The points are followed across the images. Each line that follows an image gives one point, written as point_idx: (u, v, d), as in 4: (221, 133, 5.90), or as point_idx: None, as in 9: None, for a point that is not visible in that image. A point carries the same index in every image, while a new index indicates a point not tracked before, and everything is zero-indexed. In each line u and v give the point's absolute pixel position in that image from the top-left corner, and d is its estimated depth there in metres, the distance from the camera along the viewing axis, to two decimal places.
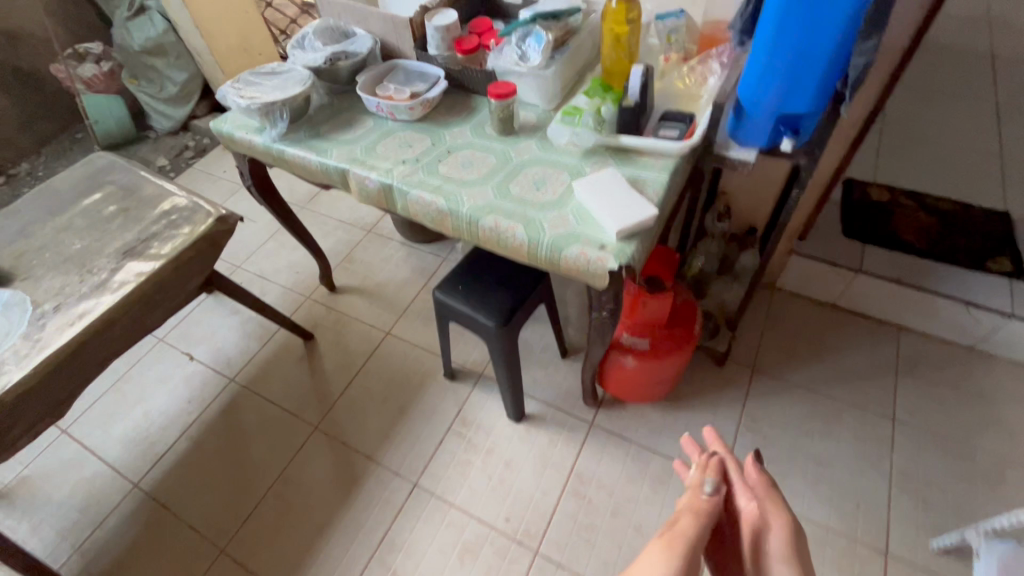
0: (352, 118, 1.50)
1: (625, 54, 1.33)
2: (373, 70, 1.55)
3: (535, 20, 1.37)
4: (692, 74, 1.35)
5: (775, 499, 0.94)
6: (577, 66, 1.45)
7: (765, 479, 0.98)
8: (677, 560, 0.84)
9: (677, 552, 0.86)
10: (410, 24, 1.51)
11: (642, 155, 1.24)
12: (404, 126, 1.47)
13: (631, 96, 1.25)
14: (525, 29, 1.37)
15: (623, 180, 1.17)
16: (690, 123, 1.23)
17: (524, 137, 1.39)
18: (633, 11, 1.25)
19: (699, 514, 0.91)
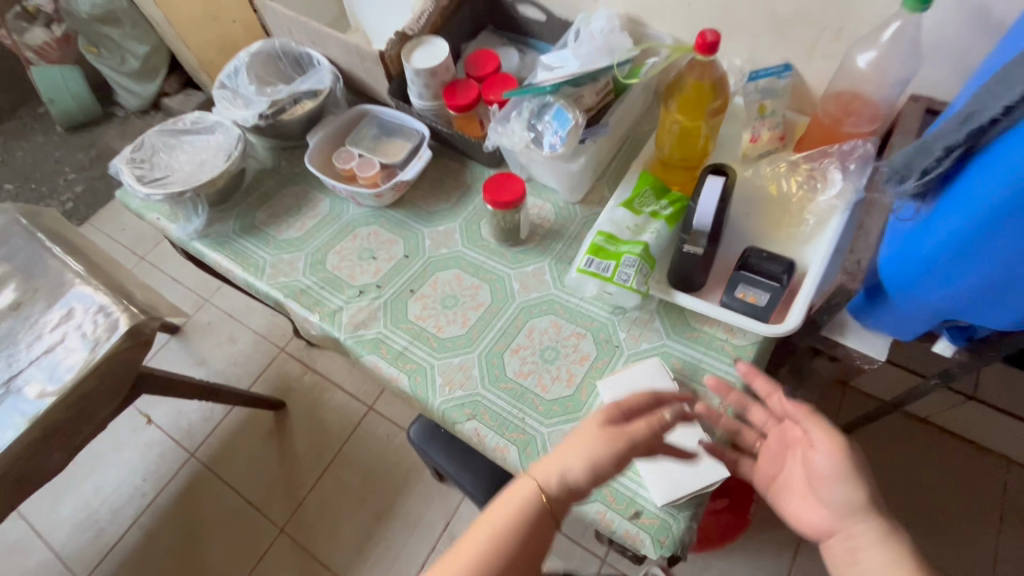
0: (300, 198, 1.09)
1: (692, 149, 0.87)
2: (333, 123, 1.12)
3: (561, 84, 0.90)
4: (791, 179, 0.90)
5: (815, 415, 0.65)
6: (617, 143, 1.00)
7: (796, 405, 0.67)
8: (612, 463, 0.64)
9: (616, 457, 0.64)
10: (381, 60, 1.06)
11: (705, 322, 0.84)
12: (370, 217, 1.07)
13: (698, 231, 0.81)
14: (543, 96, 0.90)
15: (673, 383, 0.78)
16: (788, 283, 0.80)
17: (533, 255, 0.98)
18: (718, 95, 0.78)
19: (653, 431, 0.65)
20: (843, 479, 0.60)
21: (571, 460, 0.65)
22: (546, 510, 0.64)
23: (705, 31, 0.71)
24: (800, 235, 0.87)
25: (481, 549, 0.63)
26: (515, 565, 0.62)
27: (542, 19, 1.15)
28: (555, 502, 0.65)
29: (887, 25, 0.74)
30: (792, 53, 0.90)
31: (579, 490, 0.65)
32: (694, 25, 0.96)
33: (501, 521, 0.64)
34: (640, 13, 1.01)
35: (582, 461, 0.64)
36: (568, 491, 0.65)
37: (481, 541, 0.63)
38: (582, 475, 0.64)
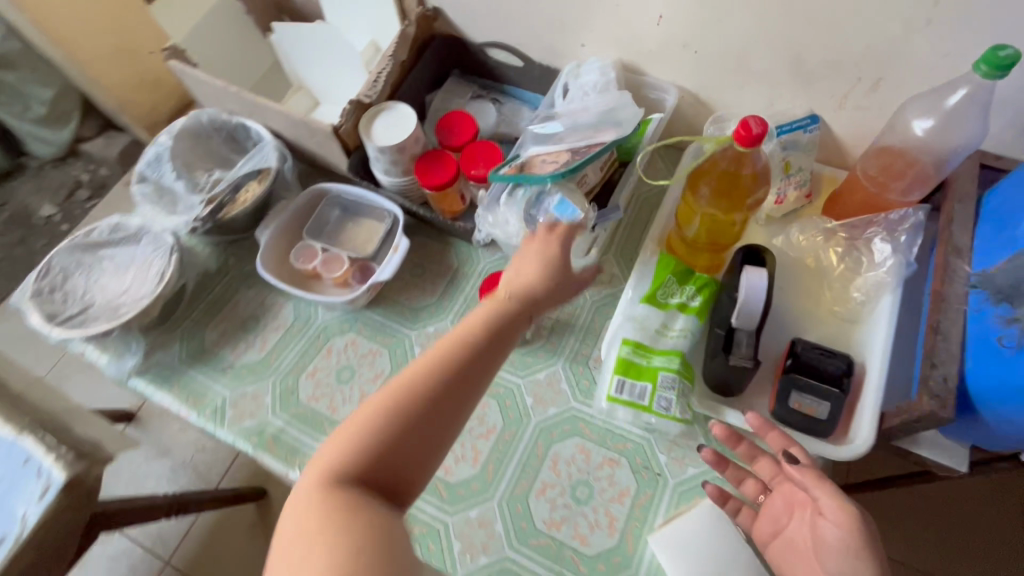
0: (256, 306, 0.92)
1: (726, 234, 0.75)
2: (284, 211, 0.94)
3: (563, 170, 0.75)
4: (830, 250, 0.79)
5: (824, 483, 0.58)
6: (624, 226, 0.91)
7: (807, 468, 0.61)
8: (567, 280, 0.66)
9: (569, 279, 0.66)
10: (336, 136, 0.88)
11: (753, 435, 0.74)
12: (344, 321, 0.90)
13: (741, 333, 0.70)
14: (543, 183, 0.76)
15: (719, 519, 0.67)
16: (848, 388, 0.69)
17: (543, 356, 0.84)
18: (761, 187, 0.64)
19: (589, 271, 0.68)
20: (849, 557, 0.55)
21: (521, 269, 0.65)
22: (509, 310, 0.61)
23: (746, 116, 0.58)
24: (843, 314, 0.77)
25: (463, 346, 0.57)
26: (494, 362, 0.58)
27: (519, 64, 0.99)
28: (516, 306, 0.62)
29: (953, 85, 0.63)
30: (820, 103, 0.78)
31: (535, 298, 0.63)
32: (701, 73, 0.82)
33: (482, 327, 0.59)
34: (635, 59, 0.86)
35: (535, 269, 0.65)
36: (526, 294, 0.63)
37: (443, 342, 0.58)
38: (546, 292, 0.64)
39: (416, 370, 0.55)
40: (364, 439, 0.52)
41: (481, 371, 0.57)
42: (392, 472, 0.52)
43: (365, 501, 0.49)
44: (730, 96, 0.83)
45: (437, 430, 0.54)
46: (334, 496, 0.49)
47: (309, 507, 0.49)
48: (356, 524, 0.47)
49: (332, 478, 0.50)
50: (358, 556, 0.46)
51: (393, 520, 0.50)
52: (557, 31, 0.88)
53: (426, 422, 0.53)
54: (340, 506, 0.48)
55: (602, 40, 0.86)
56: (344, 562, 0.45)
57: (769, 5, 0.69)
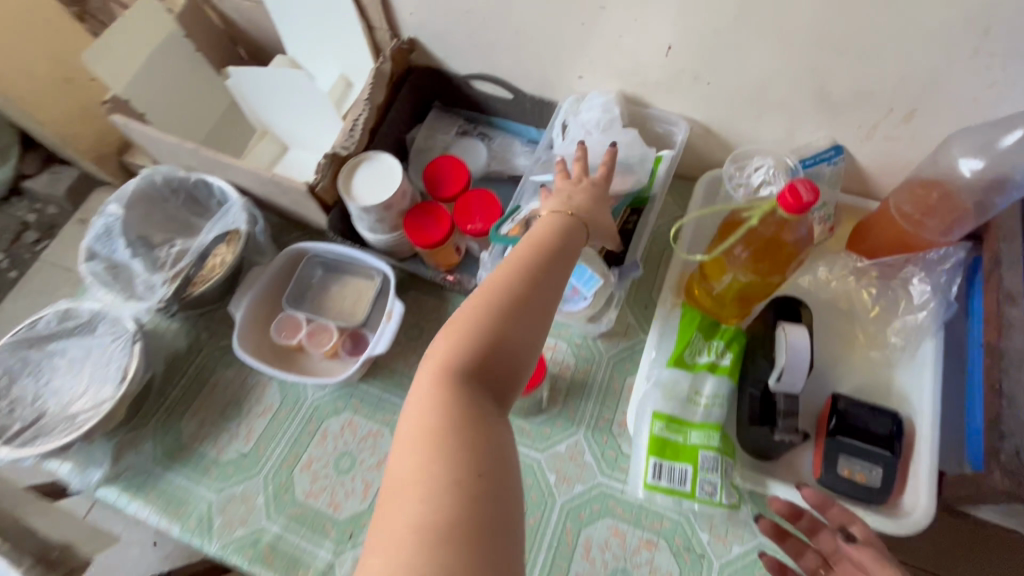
0: (236, 388, 0.82)
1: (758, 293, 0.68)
2: (259, 279, 0.85)
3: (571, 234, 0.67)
4: (863, 291, 0.74)
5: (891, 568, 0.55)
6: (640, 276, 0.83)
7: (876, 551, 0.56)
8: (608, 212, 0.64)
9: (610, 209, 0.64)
10: (312, 194, 0.79)
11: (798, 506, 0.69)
12: (337, 399, 0.81)
13: (781, 396, 0.65)
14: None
15: None
16: (899, 450, 0.64)
17: (562, 425, 0.77)
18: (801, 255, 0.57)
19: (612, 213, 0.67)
20: None
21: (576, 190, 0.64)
22: (578, 219, 0.59)
23: (794, 181, 0.50)
24: (879, 361, 0.72)
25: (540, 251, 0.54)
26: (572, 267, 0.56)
27: (507, 96, 0.90)
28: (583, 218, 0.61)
29: (1007, 125, 0.58)
30: (844, 134, 0.71)
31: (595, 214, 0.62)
32: (712, 105, 0.75)
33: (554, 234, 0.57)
34: (638, 91, 0.78)
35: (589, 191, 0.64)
36: (587, 208, 0.62)
37: (527, 248, 0.55)
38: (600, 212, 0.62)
39: (506, 272, 0.52)
40: (469, 343, 0.49)
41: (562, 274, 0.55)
42: (499, 377, 0.50)
43: (479, 404, 0.48)
44: (745, 128, 0.76)
45: (536, 333, 0.51)
46: (447, 400, 0.47)
47: (427, 410, 0.47)
48: (476, 427, 0.46)
49: (446, 381, 0.48)
50: (485, 460, 0.45)
51: (503, 423, 0.49)
52: (551, 63, 0.80)
53: (525, 322, 0.50)
54: (455, 408, 0.47)
55: (601, 73, 0.78)
56: (470, 470, 0.44)
57: (791, 37, 0.62)
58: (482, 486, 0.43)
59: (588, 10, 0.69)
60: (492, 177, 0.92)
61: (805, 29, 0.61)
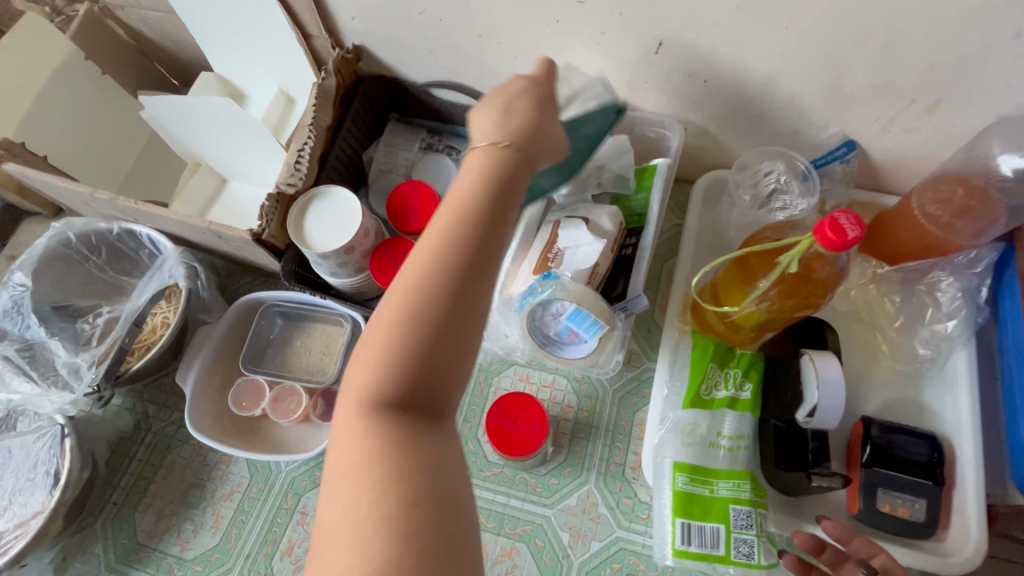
0: (196, 469, 0.72)
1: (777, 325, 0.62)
2: (209, 340, 0.74)
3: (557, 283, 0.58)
4: (884, 299, 0.67)
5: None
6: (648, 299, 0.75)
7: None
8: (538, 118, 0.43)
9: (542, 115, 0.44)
10: (258, 241, 0.67)
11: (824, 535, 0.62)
12: (314, 469, 0.72)
13: (813, 431, 0.58)
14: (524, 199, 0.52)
15: None
16: (941, 478, 0.58)
17: (570, 475, 0.69)
18: (834, 291, 0.52)
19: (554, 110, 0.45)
20: None
21: (513, 101, 0.44)
22: (507, 151, 0.40)
23: (835, 212, 0.43)
24: (908, 374, 0.66)
25: (457, 210, 0.38)
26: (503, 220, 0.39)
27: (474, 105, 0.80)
28: (517, 148, 0.41)
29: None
30: (857, 128, 0.63)
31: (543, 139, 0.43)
32: (708, 104, 0.66)
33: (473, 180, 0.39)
34: (623, 93, 0.69)
35: (533, 104, 0.44)
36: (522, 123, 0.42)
37: (445, 218, 0.38)
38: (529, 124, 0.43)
39: (422, 257, 0.36)
40: (382, 372, 0.35)
41: (494, 234, 0.38)
42: (435, 400, 0.36)
43: (410, 441, 0.35)
44: (746, 129, 0.68)
45: (475, 324, 0.37)
46: (365, 437, 0.35)
47: (347, 456, 0.35)
48: (410, 477, 0.34)
49: (361, 415, 0.36)
50: (416, 523, 0.33)
51: (451, 453, 0.37)
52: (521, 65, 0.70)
53: (453, 320, 0.36)
54: (377, 448, 0.35)
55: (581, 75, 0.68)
56: (402, 530, 0.32)
57: (800, 28, 0.54)
58: (419, 547, 0.32)
59: (563, 7, 0.59)
60: None
61: (818, 20, 0.53)
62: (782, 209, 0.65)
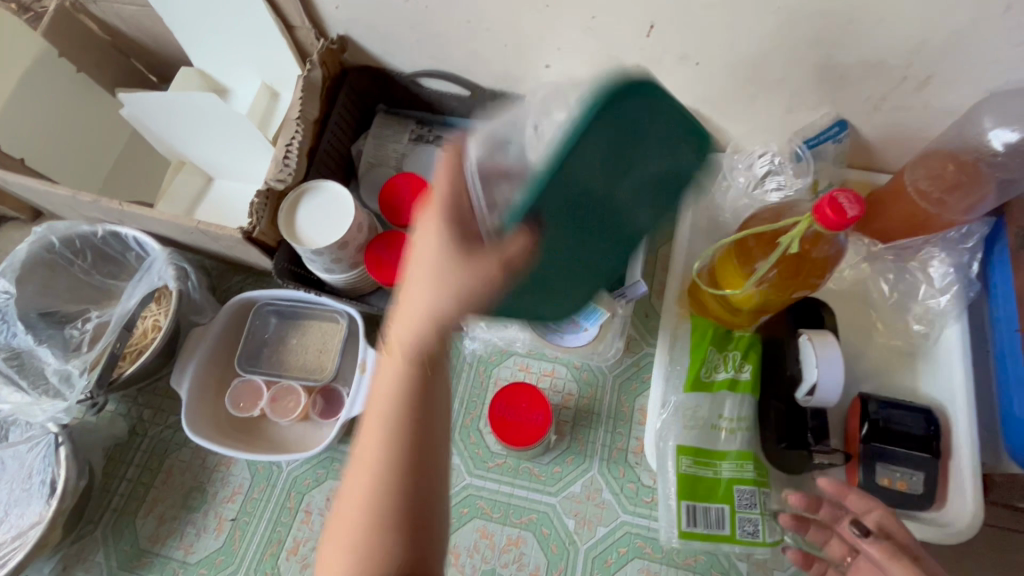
0: (196, 472, 0.71)
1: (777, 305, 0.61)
2: (203, 342, 0.72)
3: None
4: (878, 277, 0.68)
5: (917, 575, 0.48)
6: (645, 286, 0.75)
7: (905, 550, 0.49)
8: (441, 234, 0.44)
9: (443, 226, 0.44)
10: (249, 240, 0.66)
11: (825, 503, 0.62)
12: (317, 467, 0.71)
13: (812, 409, 0.59)
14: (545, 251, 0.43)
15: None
16: (938, 450, 0.60)
17: (573, 462, 0.70)
18: (832, 271, 0.52)
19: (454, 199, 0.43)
20: None
21: (426, 272, 0.44)
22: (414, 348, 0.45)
23: (834, 190, 0.43)
24: (902, 349, 0.67)
25: (384, 400, 0.45)
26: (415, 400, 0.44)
27: (463, 93, 0.79)
28: (423, 306, 0.45)
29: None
30: (848, 107, 0.64)
31: (444, 311, 0.44)
32: (701, 86, 0.66)
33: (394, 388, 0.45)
34: None
35: (441, 263, 0.44)
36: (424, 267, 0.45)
37: (385, 434, 0.43)
38: (433, 281, 0.44)
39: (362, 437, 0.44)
40: (358, 567, 0.40)
41: (407, 400, 0.44)
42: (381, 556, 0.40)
43: None
44: (738, 111, 0.68)
45: (394, 482, 0.42)
46: None
47: None
48: None
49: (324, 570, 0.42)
50: None
51: None
52: (510, 52, 0.69)
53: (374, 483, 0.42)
54: None
55: (572, 60, 0.67)
56: None
57: (791, 8, 0.54)
58: None
59: None
60: None
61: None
62: (776, 189, 0.65)
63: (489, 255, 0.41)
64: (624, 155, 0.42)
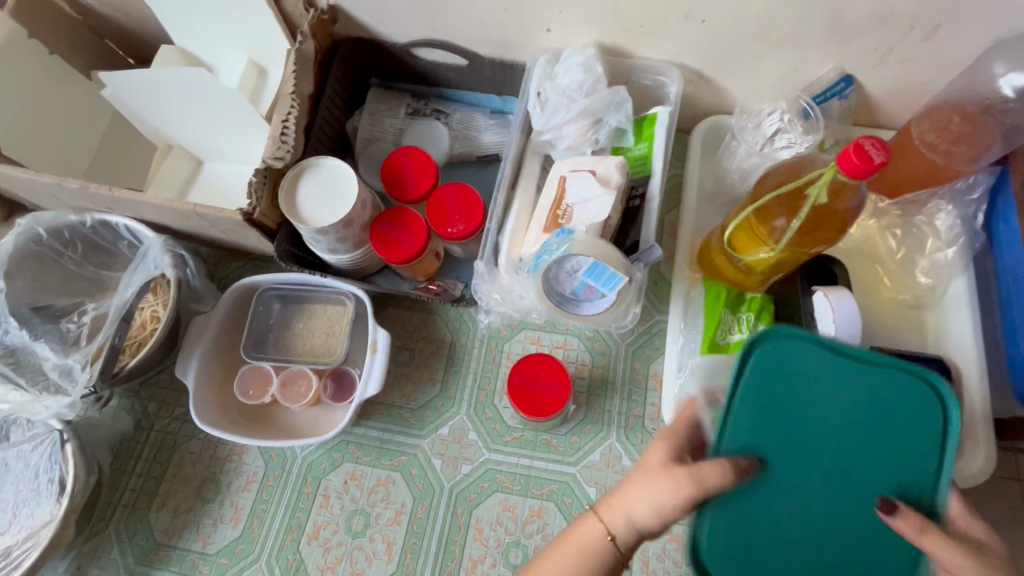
0: (208, 463, 0.69)
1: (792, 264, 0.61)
2: (206, 331, 0.70)
3: (566, 244, 0.57)
4: (886, 232, 0.69)
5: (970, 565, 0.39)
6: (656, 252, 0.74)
7: None
8: (658, 491, 0.43)
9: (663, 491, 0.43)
10: (249, 220, 0.64)
11: None
12: (332, 450, 0.70)
13: None
14: (767, 500, 0.43)
15: None
16: None
17: (591, 431, 0.70)
18: (852, 223, 0.52)
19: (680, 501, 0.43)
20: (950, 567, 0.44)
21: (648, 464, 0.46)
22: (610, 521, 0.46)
23: (860, 138, 0.43)
24: (910, 303, 0.67)
25: (566, 559, 0.46)
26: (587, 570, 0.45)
27: (460, 63, 0.76)
28: (628, 489, 0.46)
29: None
30: (854, 61, 0.63)
31: (642, 514, 0.44)
32: (706, 45, 0.65)
33: (580, 554, 0.46)
34: (618, 40, 0.67)
35: (655, 470, 0.45)
36: (634, 501, 0.45)
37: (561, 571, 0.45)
38: (647, 492, 0.44)
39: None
40: None
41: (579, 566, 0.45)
42: None
43: None
44: (742, 71, 0.67)
45: None
46: None
47: None
48: None
49: None
50: None
51: None
52: (509, 16, 0.67)
53: None
54: None
55: (574, 23, 0.66)
56: None
57: None
58: None
59: None
60: (460, 161, 0.80)
61: None
62: (786, 146, 0.64)
63: (696, 475, 0.42)
64: (838, 411, 0.43)
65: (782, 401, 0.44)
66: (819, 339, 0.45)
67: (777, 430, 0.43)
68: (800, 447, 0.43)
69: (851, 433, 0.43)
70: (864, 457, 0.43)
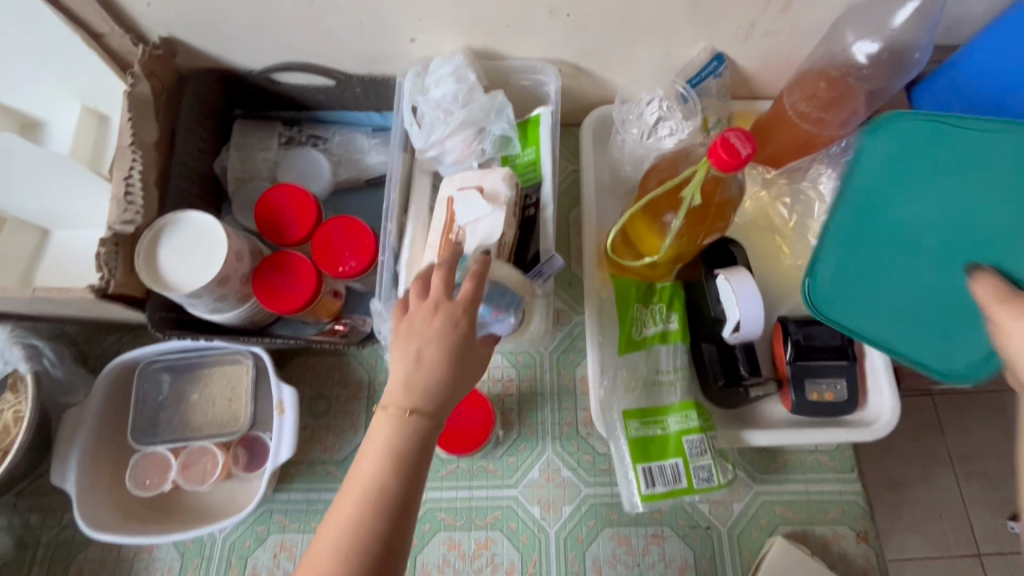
0: (111, 567, 0.62)
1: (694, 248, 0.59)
2: (83, 423, 0.62)
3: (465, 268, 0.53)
4: (776, 203, 0.70)
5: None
6: (565, 255, 0.73)
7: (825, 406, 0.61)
8: (434, 323, 0.46)
9: (439, 321, 0.46)
10: (102, 297, 0.56)
11: (778, 454, 0.65)
12: (255, 525, 0.65)
13: (742, 341, 0.59)
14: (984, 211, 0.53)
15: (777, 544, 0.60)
16: (853, 355, 0.63)
17: (527, 448, 0.68)
18: (732, 210, 0.53)
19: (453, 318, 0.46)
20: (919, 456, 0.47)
21: (423, 340, 0.45)
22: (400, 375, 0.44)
23: (727, 131, 0.42)
24: None
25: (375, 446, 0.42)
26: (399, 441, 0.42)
27: (328, 84, 0.70)
28: (404, 345, 0.45)
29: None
30: (721, 39, 0.63)
31: (429, 360, 0.44)
32: (577, 39, 0.63)
33: (385, 429, 0.43)
34: (487, 43, 0.64)
35: (420, 318, 0.46)
36: (424, 346, 0.45)
37: (373, 472, 0.41)
38: (430, 342, 0.45)
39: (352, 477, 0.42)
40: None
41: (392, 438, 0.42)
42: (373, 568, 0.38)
43: None
44: (619, 61, 0.66)
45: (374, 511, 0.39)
46: None
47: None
48: None
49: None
50: None
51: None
52: (368, 30, 0.62)
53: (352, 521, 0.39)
54: None
55: (438, 31, 0.62)
56: None
57: None
58: None
59: None
60: (347, 188, 0.75)
61: None
62: (669, 135, 0.62)
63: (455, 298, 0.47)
64: (997, 198, 0.53)
65: (904, 171, 0.56)
66: (962, 121, 0.54)
67: (887, 183, 0.56)
68: (915, 234, 0.56)
69: (927, 190, 0.56)
70: (959, 212, 0.54)
